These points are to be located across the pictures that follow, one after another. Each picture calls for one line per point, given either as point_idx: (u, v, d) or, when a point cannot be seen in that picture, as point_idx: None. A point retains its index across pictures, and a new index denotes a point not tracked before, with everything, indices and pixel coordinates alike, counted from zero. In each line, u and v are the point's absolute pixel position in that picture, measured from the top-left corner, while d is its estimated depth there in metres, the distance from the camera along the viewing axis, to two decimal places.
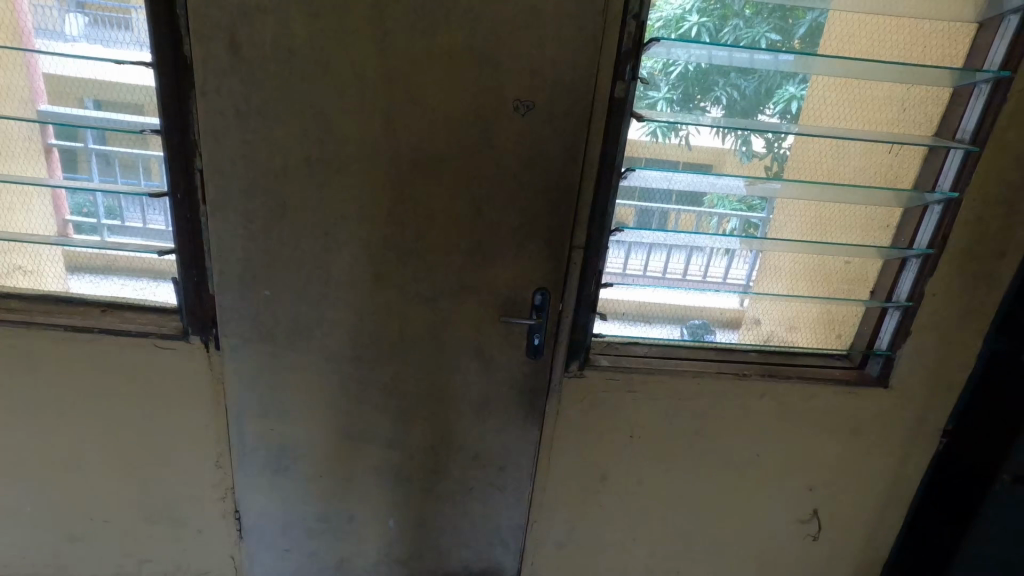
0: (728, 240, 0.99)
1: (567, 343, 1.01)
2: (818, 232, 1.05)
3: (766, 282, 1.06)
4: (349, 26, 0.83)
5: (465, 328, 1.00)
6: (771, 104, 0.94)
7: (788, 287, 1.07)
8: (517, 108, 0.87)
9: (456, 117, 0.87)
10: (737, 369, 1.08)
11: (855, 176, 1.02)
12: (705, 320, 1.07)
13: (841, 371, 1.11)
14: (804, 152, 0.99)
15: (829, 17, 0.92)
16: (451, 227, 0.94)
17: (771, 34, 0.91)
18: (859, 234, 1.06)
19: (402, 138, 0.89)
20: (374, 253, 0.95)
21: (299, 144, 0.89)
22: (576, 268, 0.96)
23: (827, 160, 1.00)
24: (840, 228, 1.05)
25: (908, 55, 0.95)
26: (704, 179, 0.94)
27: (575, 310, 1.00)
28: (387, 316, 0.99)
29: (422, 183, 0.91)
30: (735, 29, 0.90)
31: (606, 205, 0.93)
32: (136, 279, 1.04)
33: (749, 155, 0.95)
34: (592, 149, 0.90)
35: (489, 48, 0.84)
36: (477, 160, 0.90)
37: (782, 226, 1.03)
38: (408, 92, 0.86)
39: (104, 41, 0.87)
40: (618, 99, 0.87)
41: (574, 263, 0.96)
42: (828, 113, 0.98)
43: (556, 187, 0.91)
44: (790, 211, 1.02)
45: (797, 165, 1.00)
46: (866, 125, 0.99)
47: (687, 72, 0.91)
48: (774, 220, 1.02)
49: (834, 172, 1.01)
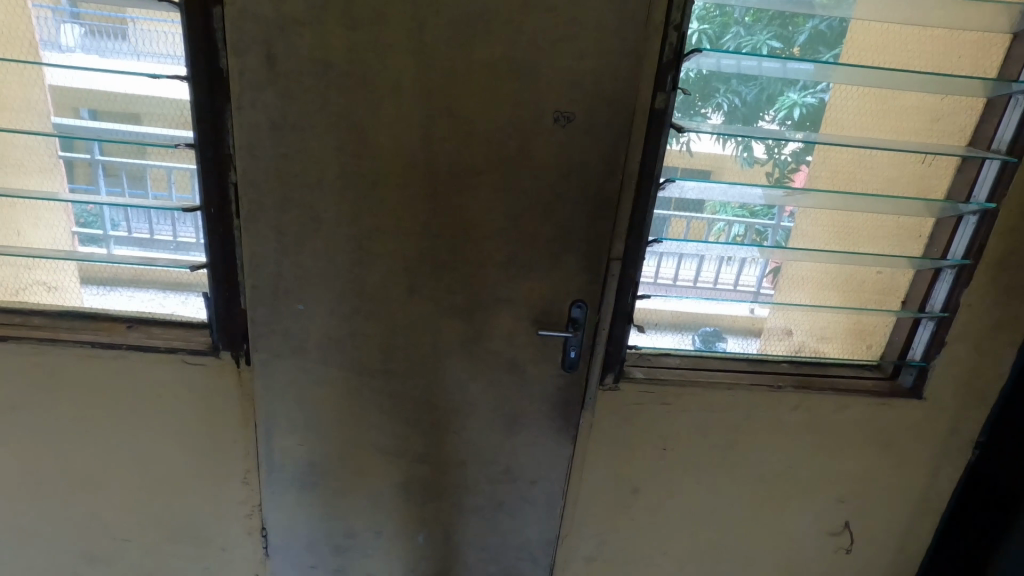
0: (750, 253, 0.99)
1: (603, 355, 1.00)
2: (845, 242, 1.05)
3: (787, 293, 1.06)
4: (388, 38, 0.82)
5: (501, 340, 0.99)
6: (772, 111, 0.93)
7: (813, 297, 1.08)
8: (558, 120, 0.86)
9: (496, 128, 0.87)
10: (771, 381, 1.07)
11: (888, 187, 1.02)
12: (717, 327, 1.05)
13: (874, 384, 1.11)
14: (837, 163, 1.00)
15: (833, 23, 0.91)
16: (489, 238, 0.92)
17: (771, 41, 0.90)
18: (891, 246, 1.06)
19: (442, 149, 0.88)
20: (411, 265, 0.94)
21: (336, 155, 0.88)
22: (614, 280, 0.95)
23: (857, 171, 1.01)
24: (872, 240, 1.05)
25: (915, 62, 0.96)
26: (709, 187, 0.94)
27: (612, 321, 0.99)
28: (423, 329, 0.98)
29: (461, 194, 0.90)
30: (735, 37, 0.90)
31: (645, 215, 0.93)
32: (146, 291, 1.03)
33: (749, 160, 0.94)
34: (632, 160, 0.89)
35: (530, 58, 0.83)
36: (516, 170, 0.89)
37: (802, 232, 1.03)
38: (448, 104, 0.85)
39: (100, 51, 0.86)
40: (659, 109, 0.87)
41: (612, 275, 0.95)
42: (850, 122, 0.98)
43: (595, 198, 0.90)
44: (816, 220, 1.03)
45: (829, 177, 1.01)
46: (888, 133, 1.00)
47: (689, 78, 0.91)
48: (799, 228, 1.02)
49: (863, 181, 1.02)
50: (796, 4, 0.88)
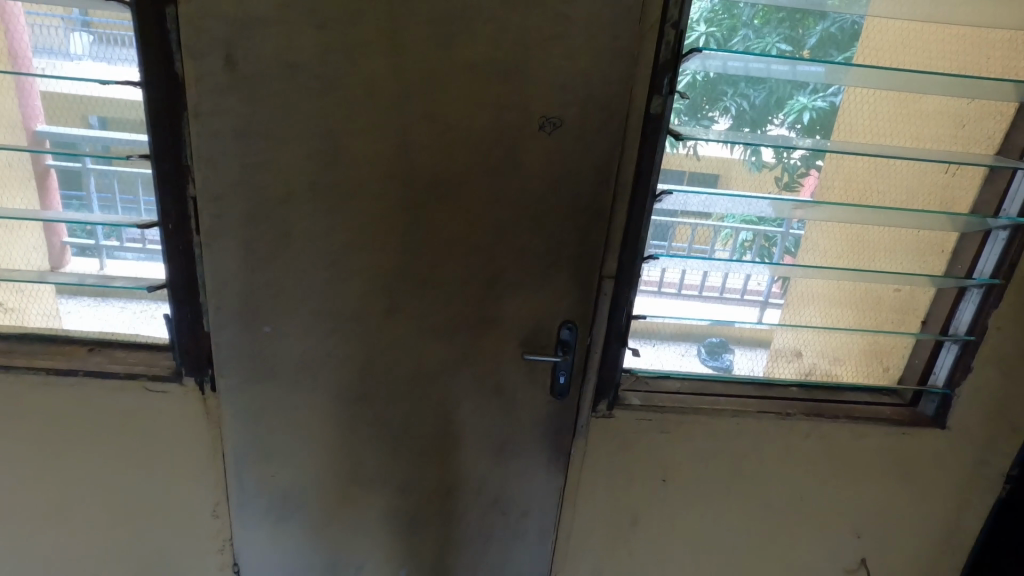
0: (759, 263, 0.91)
1: (596, 379, 0.92)
2: (859, 257, 0.97)
3: (796, 311, 0.98)
4: (359, 40, 0.75)
5: (486, 366, 0.91)
6: (781, 115, 0.85)
7: (825, 317, 1.00)
8: (545, 126, 0.78)
9: (478, 136, 0.79)
10: (779, 407, 0.99)
11: (906, 199, 0.94)
12: (724, 338, 0.97)
13: (892, 410, 1.02)
14: (851, 173, 0.92)
15: (846, 23, 0.83)
16: (472, 256, 0.85)
17: (781, 43, 0.82)
18: (910, 261, 0.98)
19: (419, 159, 0.80)
20: (387, 285, 0.87)
21: (305, 167, 0.81)
22: (606, 299, 0.88)
23: (874, 181, 0.93)
24: (889, 254, 0.97)
25: (940, 63, 0.88)
26: (715, 200, 0.85)
27: (605, 344, 0.91)
28: (403, 353, 0.91)
29: (441, 208, 0.83)
30: (744, 39, 0.82)
31: (640, 230, 0.85)
32: (137, 301, 0.94)
33: (756, 165, 0.86)
34: (625, 170, 0.82)
35: (515, 60, 0.76)
36: (500, 182, 0.81)
37: (814, 247, 0.95)
38: (427, 110, 0.78)
39: (108, 59, 0.79)
40: (654, 115, 0.80)
41: (605, 293, 0.87)
42: (864, 126, 0.90)
43: (586, 212, 0.83)
44: (826, 232, 0.95)
45: (843, 190, 0.92)
46: (905, 137, 0.92)
47: (696, 81, 0.83)
48: (809, 237, 0.94)
49: (879, 192, 0.94)
50: (809, 2, 0.80)
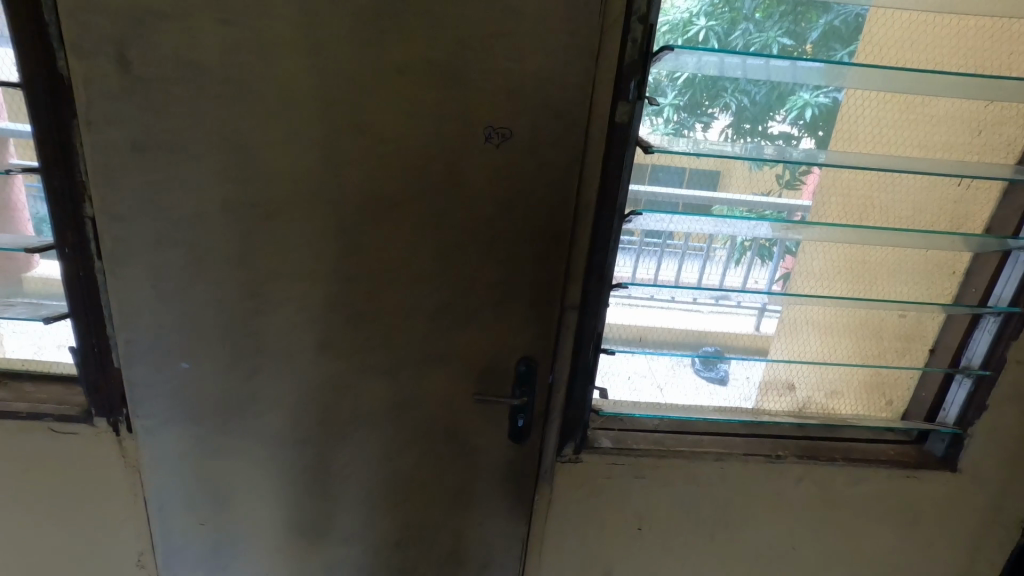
0: (757, 273, 0.81)
1: (560, 421, 0.82)
2: (857, 284, 0.87)
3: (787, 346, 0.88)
4: (272, 35, 0.64)
5: (435, 406, 0.80)
6: (783, 111, 0.74)
7: (822, 348, 0.89)
8: (489, 137, 0.67)
9: (417, 149, 0.68)
10: (770, 449, 0.88)
11: (911, 218, 0.83)
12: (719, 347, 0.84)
13: (895, 449, 0.91)
14: (848, 187, 0.82)
15: (849, 15, 0.72)
16: (415, 285, 0.74)
17: (783, 38, 0.71)
18: (915, 286, 0.87)
19: (349, 175, 0.69)
20: (319, 317, 0.76)
21: (217, 184, 0.70)
22: (569, 333, 0.77)
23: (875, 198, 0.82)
24: (894, 278, 0.87)
25: (958, 61, 0.77)
26: (704, 223, 0.75)
27: (569, 382, 0.80)
28: (340, 393, 0.80)
29: (377, 230, 0.72)
30: (745, 35, 0.71)
31: (608, 255, 0.74)
32: None
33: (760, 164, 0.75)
34: (587, 189, 0.71)
35: (457, 61, 0.64)
36: (444, 201, 0.70)
37: (808, 268, 0.85)
38: (356, 118, 0.67)
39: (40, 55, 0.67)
40: (620, 124, 0.69)
41: (567, 328, 0.76)
42: (867, 135, 0.80)
43: (542, 236, 0.72)
44: (819, 253, 0.85)
45: (840, 211, 0.82)
46: (912, 148, 0.81)
47: (695, 77, 0.72)
48: (801, 264, 0.84)
49: (878, 208, 0.83)
50: None
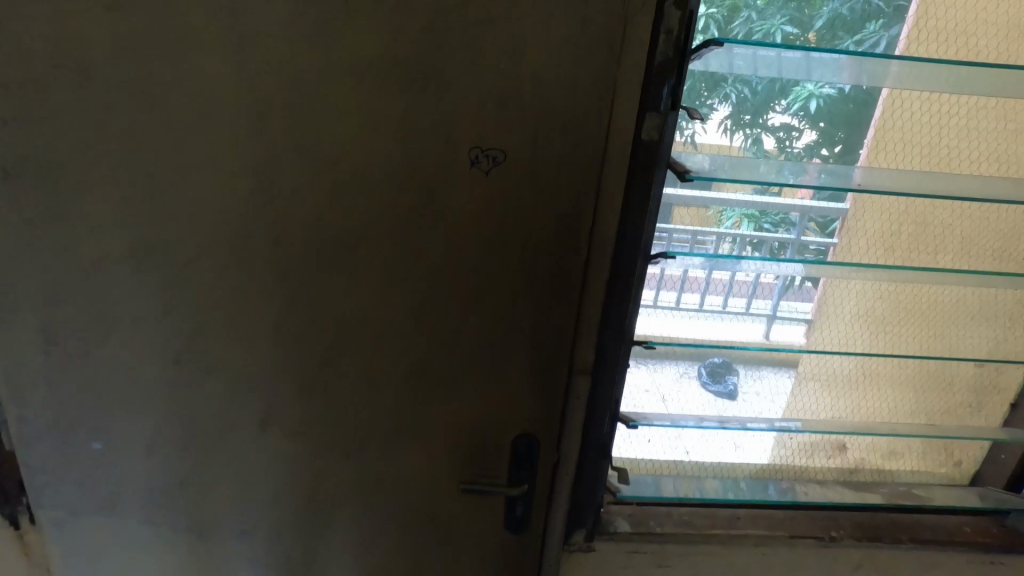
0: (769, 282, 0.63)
1: (569, 503, 0.67)
2: (903, 328, 0.72)
3: (812, 401, 0.74)
4: (180, 29, 0.47)
5: (413, 493, 0.65)
6: (784, 101, 0.58)
7: (861, 404, 0.75)
8: (482, 163, 0.51)
9: (381, 180, 0.52)
10: (822, 527, 0.73)
11: (958, 251, 0.68)
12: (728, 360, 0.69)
13: (972, 527, 0.76)
14: (892, 213, 0.67)
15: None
16: (383, 350, 0.59)
17: (789, 25, 0.55)
18: (993, 330, 0.73)
19: (293, 216, 0.53)
20: (264, 391, 0.60)
21: (119, 229, 0.53)
22: (580, 404, 0.61)
23: (948, 228, 0.68)
24: (946, 316, 0.73)
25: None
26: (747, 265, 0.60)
27: (579, 459, 0.65)
28: (293, 481, 0.64)
29: (332, 283, 0.56)
30: (748, 22, 0.55)
31: (628, 307, 0.57)
32: None
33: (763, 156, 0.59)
34: (602, 228, 0.54)
35: (430, 67, 0.48)
36: (418, 244, 0.54)
37: (841, 310, 0.71)
38: (298, 144, 0.51)
39: None
40: (647, 142, 0.51)
41: (574, 401, 0.61)
42: (900, 153, 0.64)
43: (545, 289, 0.56)
44: (853, 293, 0.71)
45: (888, 244, 0.67)
46: (964, 160, 0.66)
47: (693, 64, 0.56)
48: (827, 312, 0.70)
49: (921, 236, 0.68)
50: None
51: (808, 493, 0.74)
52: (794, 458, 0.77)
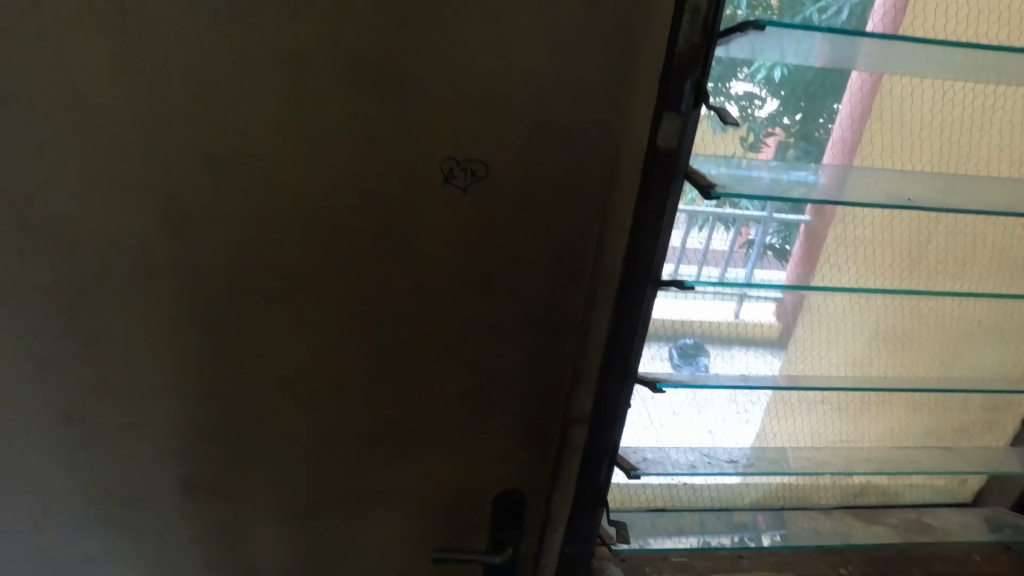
0: (735, 265, 0.55)
1: (559, 560, 0.58)
2: (893, 353, 0.68)
3: (791, 425, 0.67)
4: (55, 27, 0.36)
5: (390, 537, 0.58)
6: (748, 66, 0.47)
7: (845, 427, 0.69)
8: (461, 177, 0.41)
9: (339, 206, 0.42)
10: (829, 563, 0.68)
11: (955, 276, 0.64)
12: (694, 339, 0.59)
13: (982, 556, 0.71)
14: (886, 223, 0.60)
15: None
16: (349, 396, 0.50)
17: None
18: (999, 344, 0.70)
19: (233, 251, 0.43)
20: (209, 446, 0.51)
21: (5, 273, 0.43)
22: (576, 454, 0.52)
23: (964, 242, 0.63)
24: (936, 342, 0.69)
25: None
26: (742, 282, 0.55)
27: (571, 515, 0.56)
28: (253, 532, 0.56)
29: (285, 327, 0.46)
30: None
31: (631, 346, 0.48)
32: None
33: (726, 127, 0.48)
34: (604, 260, 0.45)
35: (387, 73, 0.38)
36: (387, 281, 0.45)
37: (823, 330, 0.65)
38: (234, 164, 0.40)
39: None
40: (663, 154, 0.41)
41: (569, 453, 0.52)
42: (892, 150, 0.54)
43: (538, 332, 0.48)
44: (834, 311, 0.65)
45: (878, 260, 0.61)
46: (962, 159, 0.56)
47: None
48: (803, 333, 0.64)
49: (919, 262, 0.63)
50: None
51: (812, 527, 0.68)
52: (800, 484, 0.70)
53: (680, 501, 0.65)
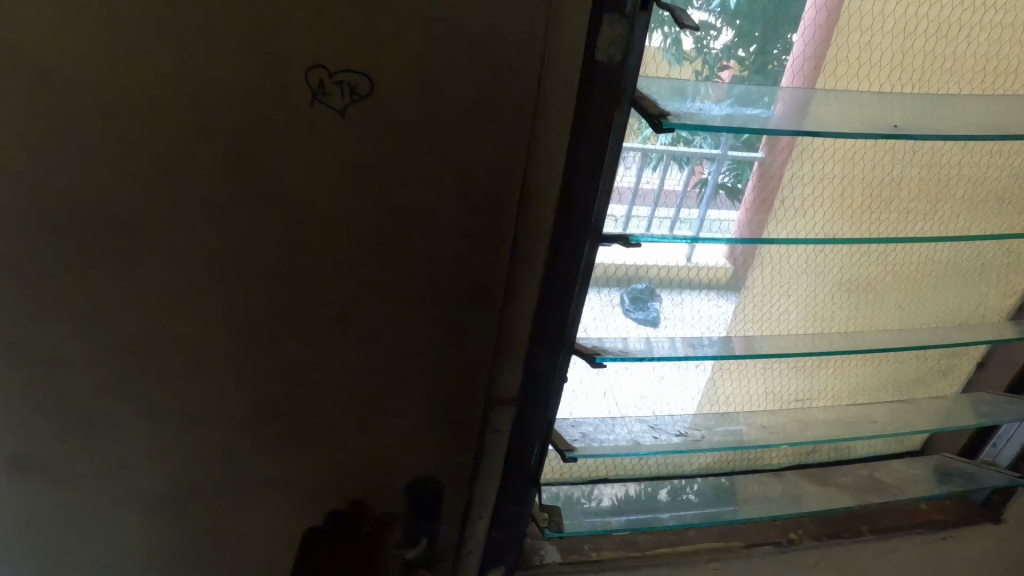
0: (689, 207, 0.47)
1: (485, 546, 0.52)
2: (852, 304, 0.63)
3: (736, 384, 0.63)
4: None
5: (292, 539, 0.50)
6: None
7: (793, 381, 0.65)
8: (336, 95, 0.32)
9: (181, 145, 0.33)
10: (778, 529, 0.64)
11: (923, 215, 0.57)
12: (647, 285, 0.53)
13: (928, 504, 0.70)
14: (858, 159, 0.53)
15: None
16: (225, 380, 0.42)
17: None
18: (960, 290, 0.65)
19: (51, 193, 0.34)
20: (66, 437, 0.43)
21: None
22: (501, 437, 0.45)
23: (939, 182, 0.56)
24: (901, 287, 0.63)
25: None
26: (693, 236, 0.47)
27: (497, 499, 0.49)
28: (134, 537, 0.48)
29: (131, 297, 0.38)
30: None
31: (566, 313, 0.40)
32: None
33: (681, 59, 0.41)
34: (530, 210, 0.36)
35: None
36: (257, 238, 0.36)
37: (778, 281, 0.59)
38: (39, 83, 0.31)
39: None
40: (600, 70, 0.32)
41: (492, 435, 0.45)
42: (864, 66, 0.47)
43: (452, 299, 0.39)
44: (791, 260, 0.58)
45: (843, 204, 0.55)
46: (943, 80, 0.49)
47: None
48: (755, 285, 0.58)
49: (889, 202, 0.56)
50: None
51: (760, 491, 0.64)
52: None
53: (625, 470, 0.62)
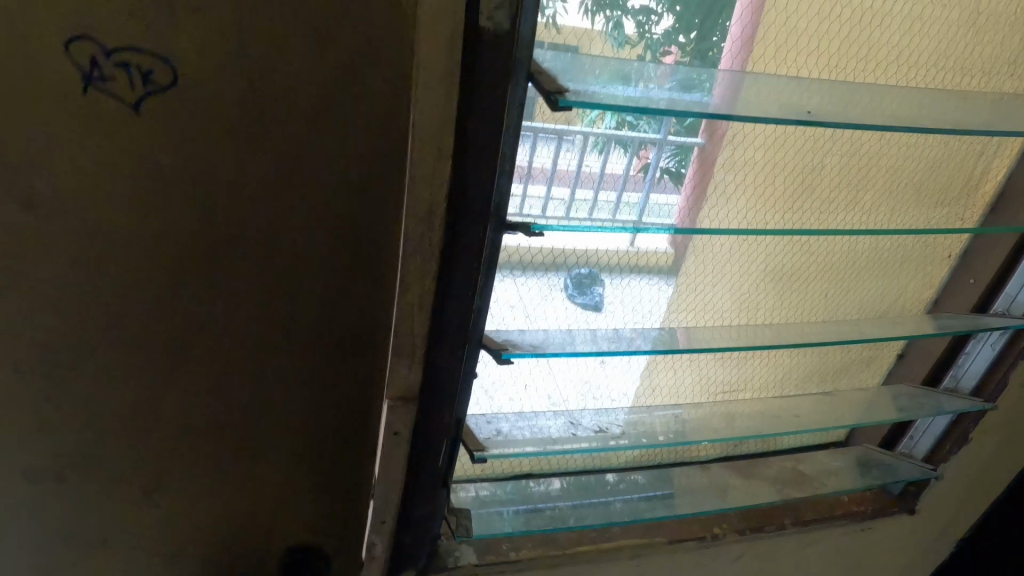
0: (632, 190, 0.45)
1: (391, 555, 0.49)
2: (778, 295, 0.62)
3: (666, 372, 0.63)
4: None
5: None
6: None
7: (719, 368, 0.65)
8: (126, 79, 0.36)
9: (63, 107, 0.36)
10: (701, 525, 0.63)
11: (848, 207, 0.56)
12: (594, 271, 0.51)
13: (850, 495, 0.70)
14: (781, 146, 0.52)
15: None
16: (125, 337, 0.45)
17: None
18: (884, 281, 0.65)
19: None
20: None
21: None
22: (404, 443, 0.42)
23: (862, 172, 0.55)
24: (827, 278, 0.63)
25: None
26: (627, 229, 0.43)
27: (403, 502, 0.46)
28: None
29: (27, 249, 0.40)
30: None
31: (469, 300, 0.38)
32: None
33: (623, 44, 0.40)
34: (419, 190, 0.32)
35: None
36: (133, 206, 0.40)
37: (705, 269, 0.58)
38: None
39: None
40: (489, 30, 0.30)
41: (392, 440, 0.41)
42: (784, 53, 0.47)
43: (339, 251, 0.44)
44: (719, 248, 0.57)
45: (767, 192, 0.53)
46: (862, 68, 0.49)
47: None
48: (684, 274, 0.57)
49: (813, 191, 0.55)
50: None
51: (686, 486, 0.63)
52: None
53: (552, 463, 0.62)
